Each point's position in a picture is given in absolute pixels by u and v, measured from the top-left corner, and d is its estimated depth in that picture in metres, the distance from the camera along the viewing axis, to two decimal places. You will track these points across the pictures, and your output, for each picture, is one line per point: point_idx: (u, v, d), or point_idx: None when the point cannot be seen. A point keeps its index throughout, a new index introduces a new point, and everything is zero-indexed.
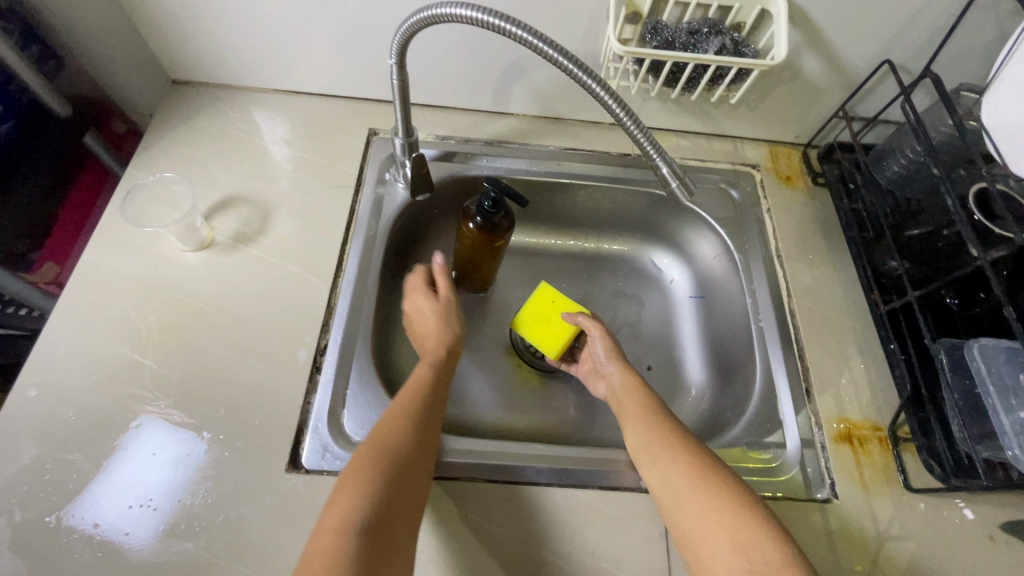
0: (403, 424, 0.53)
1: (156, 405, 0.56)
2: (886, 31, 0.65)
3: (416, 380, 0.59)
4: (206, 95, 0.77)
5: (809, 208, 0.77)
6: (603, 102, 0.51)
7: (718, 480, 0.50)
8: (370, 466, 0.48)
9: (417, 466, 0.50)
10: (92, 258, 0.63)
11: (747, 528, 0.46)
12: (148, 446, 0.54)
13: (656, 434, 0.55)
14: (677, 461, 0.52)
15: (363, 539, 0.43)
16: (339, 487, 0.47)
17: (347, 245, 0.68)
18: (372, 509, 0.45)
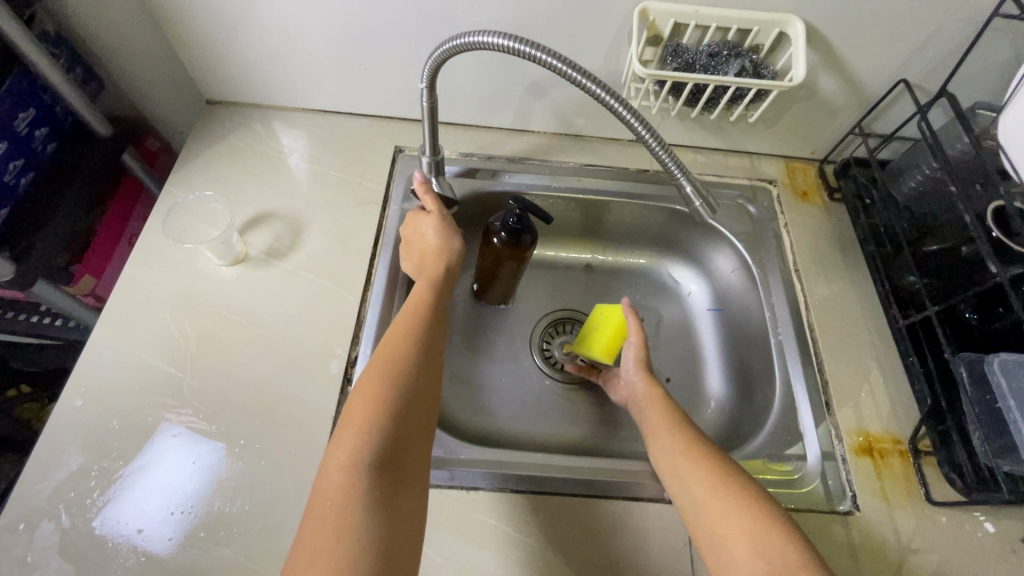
0: (404, 356, 0.54)
1: (192, 414, 0.58)
2: (902, 52, 0.66)
3: (415, 306, 0.59)
4: (238, 115, 0.80)
5: (826, 223, 0.79)
6: (628, 124, 0.53)
7: (739, 487, 0.51)
8: (374, 407, 0.49)
9: (420, 405, 0.52)
10: (133, 272, 0.65)
11: (768, 534, 0.47)
12: (183, 454, 0.56)
13: (679, 442, 0.56)
14: (699, 470, 0.53)
15: (375, 473, 0.46)
16: (346, 425, 0.49)
17: (375, 259, 0.70)
18: (377, 448, 0.47)
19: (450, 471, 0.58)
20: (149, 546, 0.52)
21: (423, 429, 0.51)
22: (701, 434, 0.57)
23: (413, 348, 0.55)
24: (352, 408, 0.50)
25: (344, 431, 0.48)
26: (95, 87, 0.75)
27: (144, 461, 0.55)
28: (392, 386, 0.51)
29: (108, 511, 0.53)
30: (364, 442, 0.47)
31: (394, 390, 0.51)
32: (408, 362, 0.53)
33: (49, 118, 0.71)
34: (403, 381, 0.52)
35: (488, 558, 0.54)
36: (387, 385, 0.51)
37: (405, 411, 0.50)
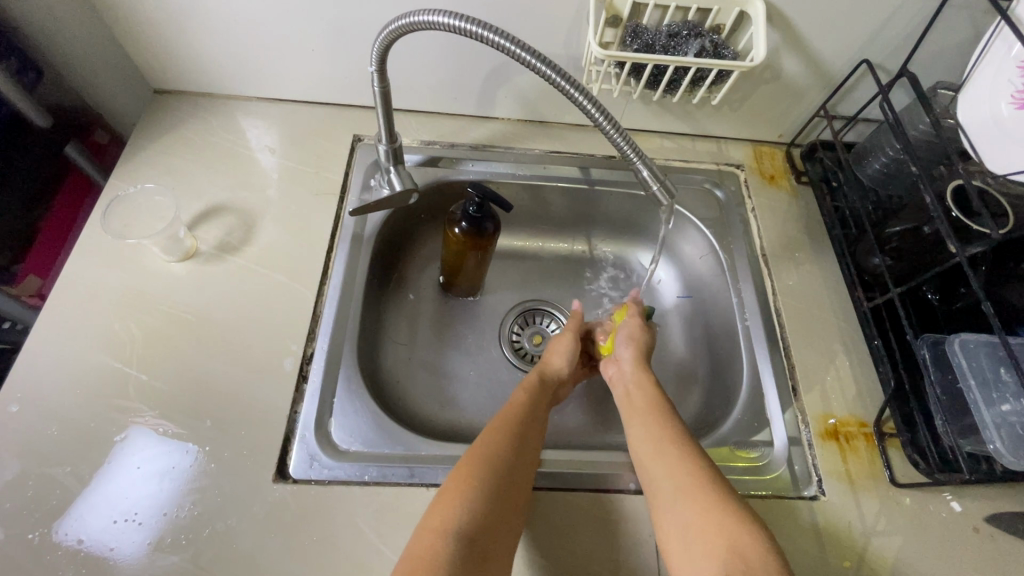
0: (504, 435, 0.54)
1: (143, 417, 0.56)
2: (863, 32, 0.65)
3: (517, 398, 0.60)
4: (189, 104, 0.77)
5: (793, 206, 0.78)
6: (583, 107, 0.51)
7: (720, 488, 0.50)
8: (470, 479, 0.49)
9: (516, 487, 0.51)
10: (75, 270, 0.62)
11: (745, 533, 0.46)
12: (150, 458, 0.54)
13: (661, 439, 0.55)
14: (681, 466, 0.52)
15: (462, 545, 0.44)
16: (440, 493, 0.49)
17: (332, 251, 0.68)
18: (468, 518, 0.46)
19: (410, 468, 0.56)
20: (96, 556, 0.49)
21: (514, 511, 0.49)
22: (683, 430, 0.57)
23: (516, 431, 0.55)
24: (447, 480, 0.50)
25: (439, 499, 0.48)
26: (34, 77, 0.70)
27: (108, 461, 0.53)
28: (490, 462, 0.51)
29: (65, 514, 0.51)
30: (458, 509, 0.47)
31: (496, 463, 0.51)
32: (510, 443, 0.53)
33: None
34: (501, 459, 0.51)
35: None
36: (485, 461, 0.51)
37: (502, 487, 0.49)
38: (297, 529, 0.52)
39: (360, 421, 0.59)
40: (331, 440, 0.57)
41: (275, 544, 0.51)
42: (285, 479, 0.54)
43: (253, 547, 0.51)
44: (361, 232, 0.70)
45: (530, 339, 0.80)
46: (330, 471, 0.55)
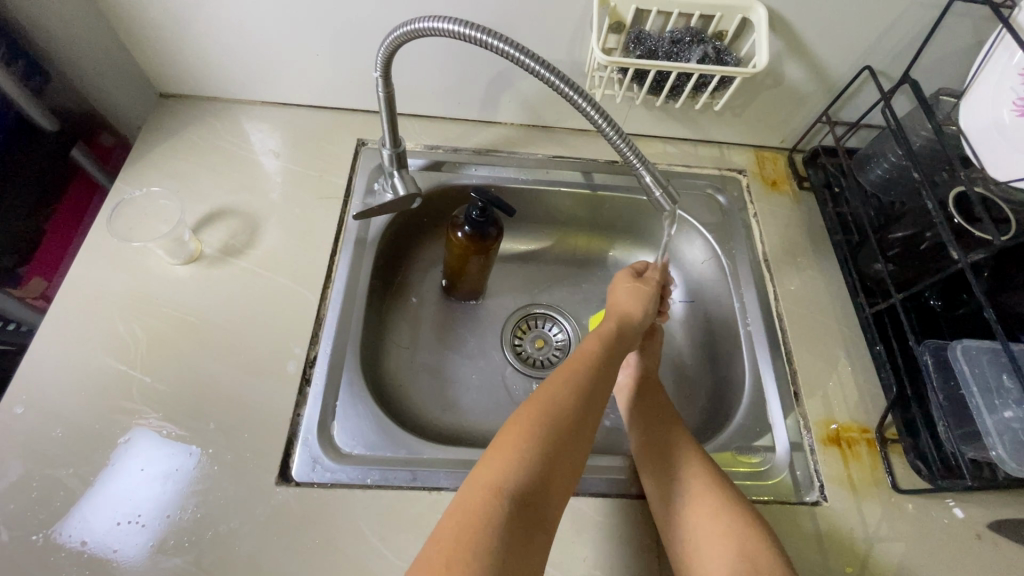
0: (573, 392, 0.52)
1: (148, 418, 0.56)
2: (865, 38, 0.66)
3: (590, 351, 0.57)
4: (194, 108, 0.77)
5: (795, 212, 0.78)
6: (586, 113, 0.52)
7: (728, 491, 0.51)
8: (532, 435, 0.47)
9: (577, 450, 0.49)
10: (81, 273, 0.63)
11: (753, 537, 0.48)
12: (153, 458, 0.54)
13: (669, 441, 0.56)
14: (692, 467, 0.53)
15: (516, 505, 0.43)
16: (496, 445, 0.47)
17: (336, 255, 0.68)
18: (525, 481, 0.45)
19: (412, 472, 0.57)
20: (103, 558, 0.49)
21: (570, 475, 0.48)
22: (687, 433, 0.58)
23: (585, 389, 0.52)
24: (507, 432, 0.48)
25: (495, 451, 0.47)
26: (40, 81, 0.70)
27: (110, 463, 0.53)
28: (557, 421, 0.49)
29: (68, 516, 0.51)
30: (517, 465, 0.45)
31: (562, 421, 0.49)
32: (579, 402, 0.51)
33: None
34: (566, 419, 0.49)
35: None
36: (549, 418, 0.49)
37: (563, 449, 0.48)
38: (299, 533, 0.52)
39: (362, 424, 0.59)
40: (333, 443, 0.57)
41: (278, 547, 0.51)
42: (288, 482, 0.54)
43: (255, 550, 0.51)
44: (365, 235, 0.70)
45: (533, 343, 0.80)
46: (333, 474, 0.55)
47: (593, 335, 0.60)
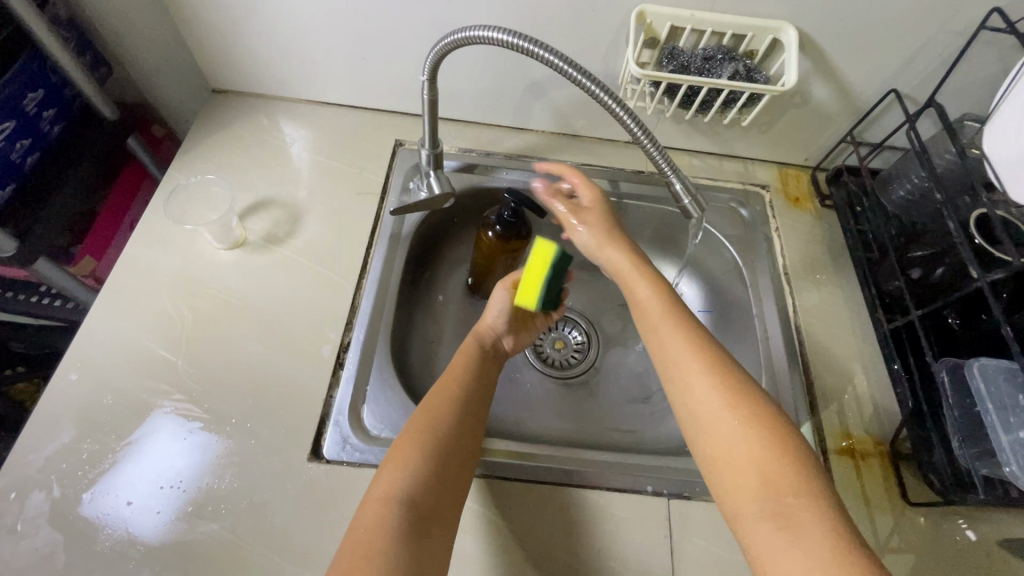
0: (448, 403, 0.56)
1: (171, 401, 0.58)
2: (893, 61, 0.68)
3: (460, 364, 0.61)
4: (242, 103, 0.81)
5: (817, 228, 0.80)
6: (622, 122, 0.54)
7: (754, 412, 0.49)
8: (412, 449, 0.51)
9: (459, 456, 0.52)
10: (133, 252, 0.67)
11: (777, 456, 0.46)
12: (176, 434, 0.57)
13: (694, 356, 0.53)
14: (710, 387, 0.51)
15: (404, 512, 0.46)
16: (386, 463, 0.50)
17: (372, 248, 0.71)
18: (411, 489, 0.48)
19: None
20: (132, 531, 0.52)
21: (457, 483, 0.51)
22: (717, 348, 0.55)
23: (458, 398, 0.56)
24: (392, 450, 0.51)
25: (385, 468, 0.50)
26: (105, 72, 0.77)
27: (137, 437, 0.56)
28: (433, 431, 0.52)
29: (94, 491, 0.53)
30: (401, 476, 0.48)
31: (437, 431, 0.52)
32: (453, 411, 0.55)
33: (58, 100, 0.72)
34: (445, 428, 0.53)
35: (479, 546, 0.55)
36: (427, 429, 0.52)
37: (443, 456, 0.51)
38: (329, 508, 0.55)
39: (392, 409, 0.61)
40: (363, 425, 0.60)
41: (308, 520, 0.54)
42: (319, 459, 0.57)
43: (287, 520, 0.54)
44: (399, 231, 0.73)
45: (551, 343, 0.85)
46: (361, 454, 0.58)
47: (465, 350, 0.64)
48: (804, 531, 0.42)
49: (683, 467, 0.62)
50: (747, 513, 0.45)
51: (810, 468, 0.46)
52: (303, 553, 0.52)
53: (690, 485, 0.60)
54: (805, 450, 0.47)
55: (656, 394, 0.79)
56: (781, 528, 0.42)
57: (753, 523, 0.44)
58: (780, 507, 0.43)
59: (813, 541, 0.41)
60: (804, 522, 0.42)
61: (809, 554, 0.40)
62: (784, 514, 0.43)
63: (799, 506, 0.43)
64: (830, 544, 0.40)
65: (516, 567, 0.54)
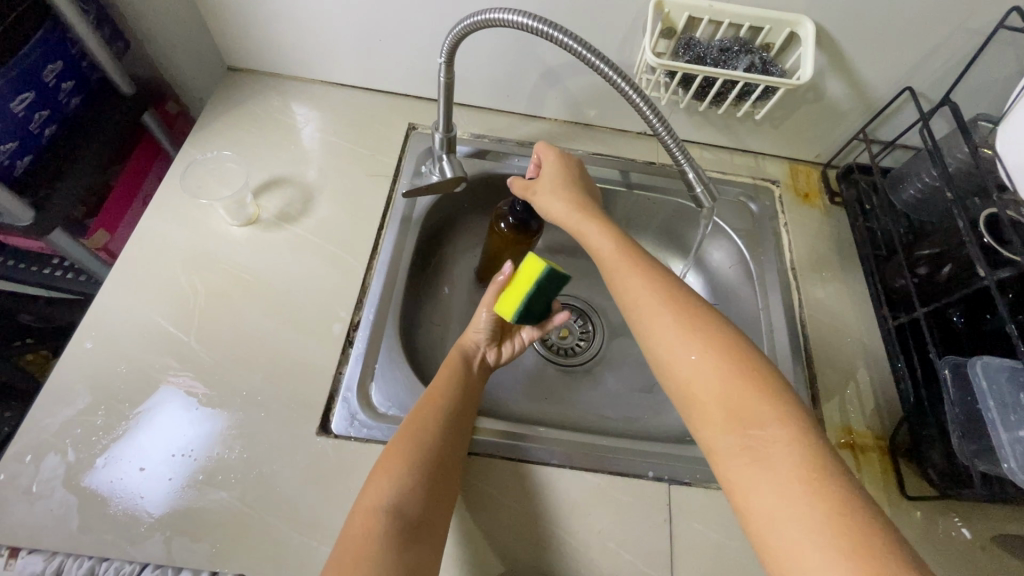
0: (434, 409, 0.56)
1: (178, 378, 0.59)
2: (910, 59, 0.68)
3: (447, 371, 0.62)
4: (258, 82, 0.81)
5: (825, 224, 0.80)
6: (639, 110, 0.55)
7: (719, 347, 0.50)
8: (397, 458, 0.51)
9: (445, 462, 0.53)
10: (148, 225, 0.68)
11: (744, 388, 0.47)
12: (183, 406, 0.58)
13: (663, 301, 0.55)
14: (675, 326, 0.52)
15: (391, 518, 0.47)
16: (373, 473, 0.51)
17: (383, 229, 0.72)
18: (398, 496, 0.48)
19: None
20: (137, 502, 0.53)
21: (444, 488, 0.51)
22: (686, 293, 0.56)
23: (443, 404, 0.57)
24: (378, 462, 0.52)
25: (372, 479, 0.50)
26: (121, 47, 0.77)
27: (148, 406, 0.57)
28: (417, 437, 0.53)
29: (103, 460, 0.54)
30: (388, 485, 0.49)
31: (422, 438, 0.53)
32: (439, 418, 0.55)
33: (76, 72, 0.73)
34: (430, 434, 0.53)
35: (480, 523, 0.55)
36: (411, 437, 0.53)
37: (427, 460, 0.52)
38: (337, 480, 0.56)
39: (399, 387, 0.62)
40: (370, 402, 0.61)
41: (315, 491, 0.55)
42: (327, 434, 0.58)
43: (295, 492, 0.55)
44: (410, 213, 0.74)
45: (557, 331, 0.86)
46: (368, 430, 0.59)
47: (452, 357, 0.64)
48: (774, 463, 0.43)
49: (684, 454, 0.62)
50: (718, 448, 0.46)
51: (780, 400, 0.47)
52: (310, 523, 0.53)
53: (691, 471, 0.61)
54: (774, 383, 0.48)
55: (658, 384, 0.80)
56: (753, 459, 0.44)
57: (724, 457, 0.46)
58: (749, 441, 0.45)
59: (782, 470, 0.42)
60: (773, 452, 0.44)
61: (778, 484, 0.42)
62: (754, 446, 0.44)
63: (768, 438, 0.44)
64: (798, 472, 0.42)
65: (517, 545, 0.55)
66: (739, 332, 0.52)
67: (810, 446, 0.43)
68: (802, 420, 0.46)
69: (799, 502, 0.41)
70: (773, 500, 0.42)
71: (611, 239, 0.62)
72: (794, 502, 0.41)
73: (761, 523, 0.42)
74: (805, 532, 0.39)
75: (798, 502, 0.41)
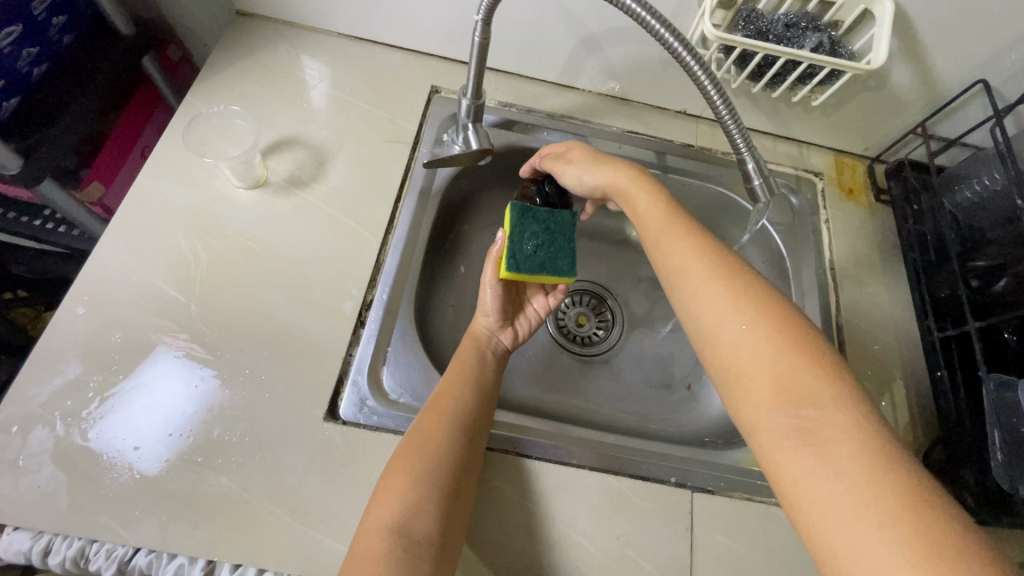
0: (442, 414, 0.52)
1: (174, 337, 0.55)
2: (988, 48, 0.62)
3: (460, 368, 0.58)
4: (269, 30, 0.74)
5: (868, 223, 0.76)
6: (705, 94, 0.52)
7: (774, 313, 0.45)
8: (404, 473, 0.48)
9: (456, 475, 0.49)
10: (147, 182, 0.62)
11: (800, 361, 0.42)
12: (183, 372, 0.54)
13: (710, 267, 0.49)
14: (723, 287, 0.47)
15: (397, 540, 0.44)
16: (380, 487, 0.48)
17: (400, 201, 0.67)
18: (403, 516, 0.46)
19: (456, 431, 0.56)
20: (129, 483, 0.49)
21: (454, 503, 0.48)
22: (732, 259, 0.50)
23: (452, 409, 0.53)
24: (386, 473, 0.49)
25: (379, 494, 0.48)
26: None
27: (138, 378, 0.53)
28: (424, 449, 0.50)
29: (98, 421, 0.51)
30: (394, 503, 0.46)
31: (430, 449, 0.50)
32: (447, 424, 0.52)
33: (69, 7, 0.67)
34: (437, 445, 0.50)
35: (494, 522, 0.53)
36: (418, 448, 0.50)
37: (434, 473, 0.48)
38: (345, 470, 0.53)
39: (412, 373, 0.59)
40: (382, 388, 0.57)
41: (320, 480, 0.52)
42: (336, 420, 0.55)
43: (299, 480, 0.51)
44: (429, 185, 0.69)
45: (574, 318, 0.82)
46: (379, 418, 0.55)
47: (465, 353, 0.61)
48: (832, 448, 0.38)
49: (709, 460, 0.59)
50: (767, 429, 0.41)
51: (841, 378, 0.41)
52: (316, 514, 0.50)
53: (715, 479, 0.58)
54: (831, 359, 0.42)
55: (677, 380, 0.77)
56: (804, 444, 0.39)
57: (773, 439, 0.40)
58: (802, 422, 0.39)
59: (839, 456, 0.37)
60: (830, 436, 0.38)
61: (836, 470, 0.37)
62: (806, 428, 0.39)
63: (824, 420, 0.39)
64: (858, 458, 0.37)
65: (532, 547, 0.52)
66: (790, 304, 0.47)
67: (873, 430, 0.38)
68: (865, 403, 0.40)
69: (854, 488, 0.36)
70: (829, 489, 0.36)
71: (652, 202, 0.56)
72: (853, 492, 0.36)
73: (814, 512, 0.37)
74: (867, 526, 0.34)
75: (858, 491, 0.35)
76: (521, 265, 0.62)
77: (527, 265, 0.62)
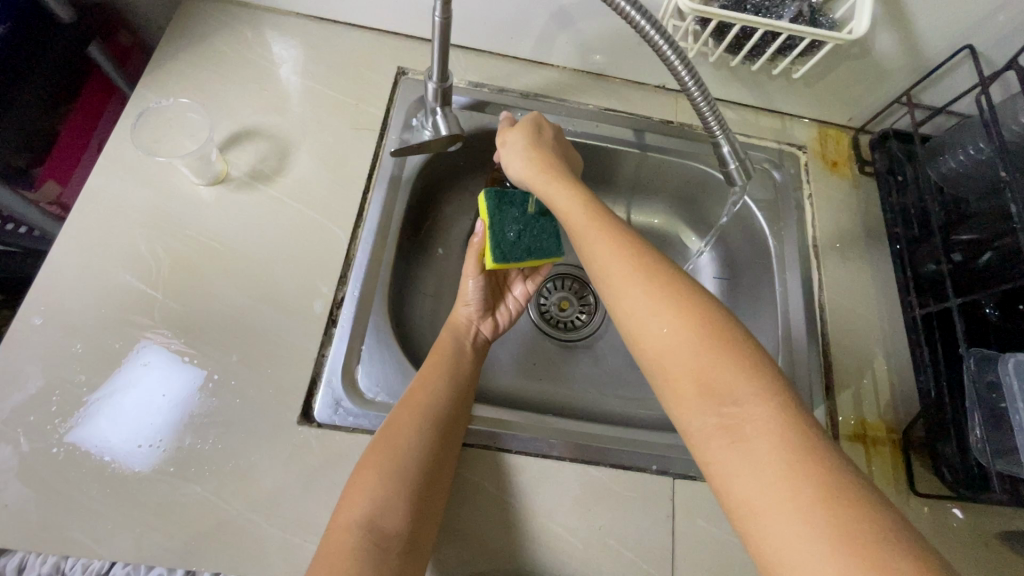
0: (417, 410, 0.51)
1: (156, 331, 0.54)
2: (975, 12, 0.59)
3: (436, 360, 0.57)
4: (223, 11, 0.70)
5: (852, 197, 0.74)
6: (674, 71, 0.49)
7: (690, 305, 0.44)
8: (375, 469, 0.47)
9: (429, 470, 0.49)
10: (100, 182, 0.59)
11: (715, 353, 0.41)
12: (158, 372, 0.53)
13: (629, 261, 0.48)
14: (651, 284, 0.46)
15: (369, 536, 0.44)
16: (354, 481, 0.47)
17: (369, 192, 0.64)
18: (373, 512, 0.45)
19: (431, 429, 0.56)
20: (98, 498, 0.48)
21: (430, 498, 0.48)
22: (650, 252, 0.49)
23: (423, 405, 0.52)
24: (358, 469, 0.48)
25: (351, 490, 0.47)
26: None
27: (113, 385, 0.52)
28: (395, 445, 0.49)
29: (74, 427, 0.50)
30: (366, 499, 0.46)
31: (401, 446, 0.49)
32: (417, 420, 0.51)
33: None
34: (411, 442, 0.49)
35: (473, 519, 0.52)
36: (388, 444, 0.49)
37: (404, 469, 0.48)
38: (321, 474, 0.52)
39: (388, 371, 0.58)
40: (356, 387, 0.56)
41: (297, 484, 0.51)
42: (310, 422, 0.54)
43: (276, 485, 0.51)
44: (399, 175, 0.66)
45: (557, 302, 0.81)
46: (356, 419, 0.54)
47: (440, 344, 0.60)
48: (754, 443, 0.37)
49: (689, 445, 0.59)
50: (693, 429, 0.40)
51: (758, 367, 0.41)
52: (294, 519, 0.50)
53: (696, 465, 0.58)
54: (747, 348, 0.42)
55: None
56: (728, 440, 0.38)
57: (701, 441, 0.39)
58: (725, 419, 0.39)
59: (761, 450, 0.36)
60: (754, 432, 0.37)
61: (759, 468, 0.36)
62: (730, 424, 0.38)
63: (745, 415, 0.38)
64: (777, 453, 0.36)
65: (512, 542, 0.52)
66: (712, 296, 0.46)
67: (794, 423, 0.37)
68: (784, 392, 0.40)
69: (778, 479, 0.35)
70: (752, 486, 0.36)
71: (574, 196, 0.55)
72: (775, 492, 0.35)
73: (744, 514, 0.36)
74: (792, 526, 0.33)
75: (783, 485, 0.35)
76: (508, 254, 0.60)
77: (509, 252, 0.60)
